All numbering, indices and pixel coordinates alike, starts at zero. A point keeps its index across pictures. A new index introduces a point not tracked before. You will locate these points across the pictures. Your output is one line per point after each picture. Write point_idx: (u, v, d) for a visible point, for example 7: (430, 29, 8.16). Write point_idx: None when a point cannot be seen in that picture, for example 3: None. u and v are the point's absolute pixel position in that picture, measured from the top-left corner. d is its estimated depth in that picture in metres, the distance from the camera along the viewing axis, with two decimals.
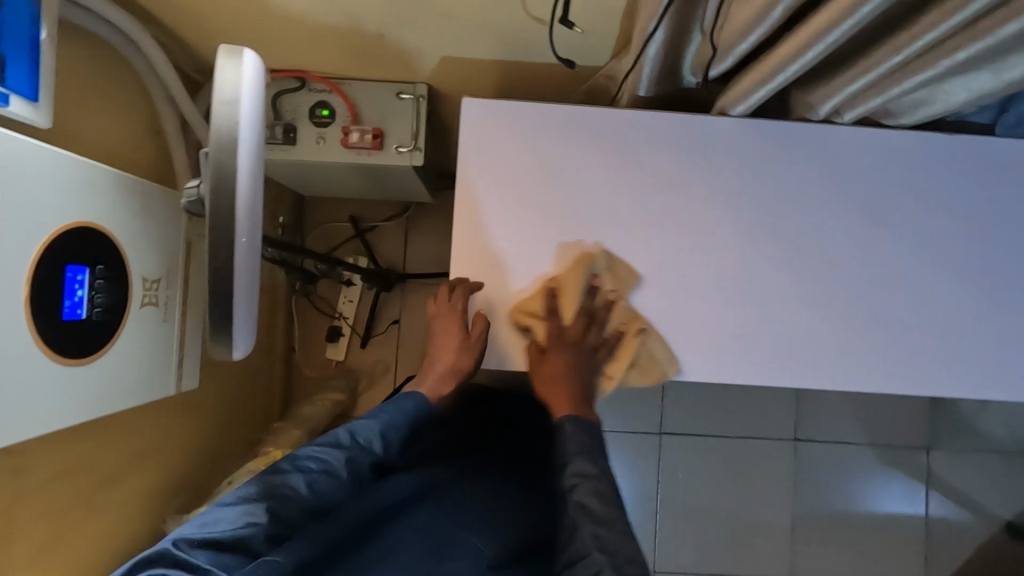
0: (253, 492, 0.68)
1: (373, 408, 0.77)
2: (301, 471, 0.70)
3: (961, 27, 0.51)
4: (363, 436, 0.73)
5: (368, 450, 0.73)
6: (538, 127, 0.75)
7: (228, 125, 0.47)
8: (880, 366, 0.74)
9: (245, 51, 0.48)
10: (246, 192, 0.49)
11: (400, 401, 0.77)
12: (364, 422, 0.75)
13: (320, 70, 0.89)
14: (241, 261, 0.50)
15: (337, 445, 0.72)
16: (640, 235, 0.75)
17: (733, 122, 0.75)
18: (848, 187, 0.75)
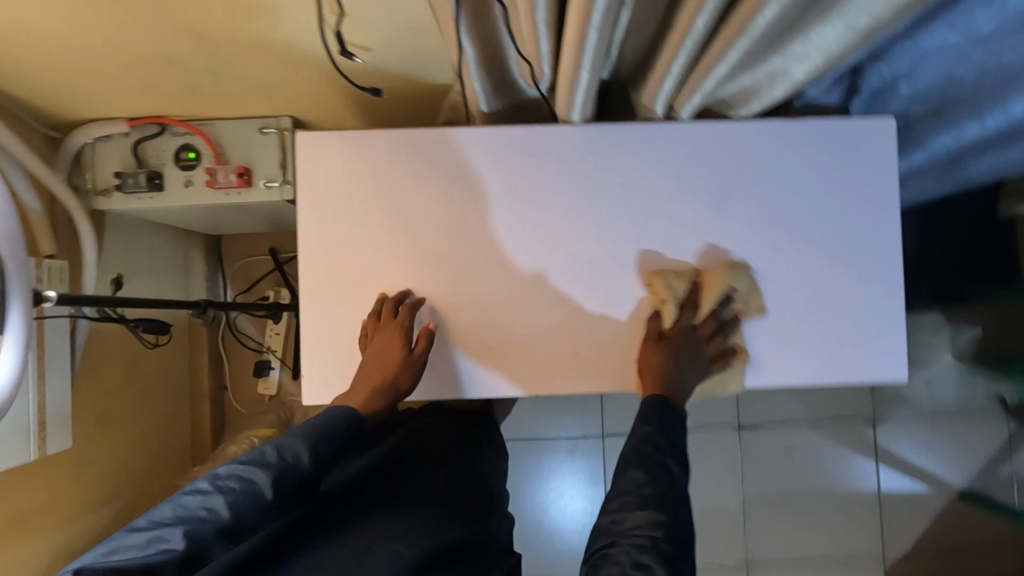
0: (167, 517, 0.56)
1: (300, 421, 0.65)
2: (221, 492, 0.57)
3: (722, 24, 0.50)
4: (291, 451, 0.62)
5: (298, 467, 0.61)
6: (377, 153, 0.74)
7: None
8: (734, 358, 0.76)
9: None
10: None
11: (325, 414, 0.68)
12: (292, 435, 0.63)
13: (177, 114, 0.88)
14: None
15: (263, 462, 0.60)
16: (490, 252, 0.75)
17: (572, 129, 0.75)
18: (691, 184, 0.76)
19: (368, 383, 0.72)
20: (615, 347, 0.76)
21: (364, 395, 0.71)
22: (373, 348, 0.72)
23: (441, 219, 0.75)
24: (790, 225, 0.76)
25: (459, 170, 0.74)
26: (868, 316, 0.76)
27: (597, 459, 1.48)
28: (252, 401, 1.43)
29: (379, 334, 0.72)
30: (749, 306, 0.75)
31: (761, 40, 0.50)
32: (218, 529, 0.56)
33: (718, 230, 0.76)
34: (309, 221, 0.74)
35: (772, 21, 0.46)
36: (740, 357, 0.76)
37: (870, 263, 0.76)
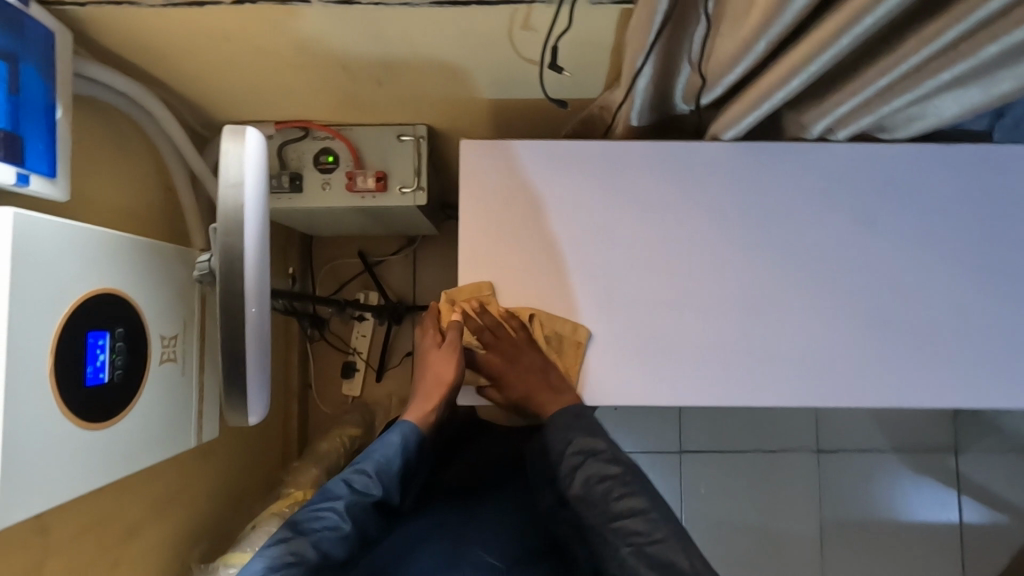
0: (258, 570, 0.65)
1: (362, 452, 0.75)
2: (301, 534, 0.68)
3: (941, 54, 0.50)
4: (359, 483, 0.72)
5: (367, 495, 0.72)
6: (535, 164, 0.77)
7: (235, 204, 0.46)
8: (881, 379, 0.76)
9: (248, 130, 0.47)
10: (255, 272, 0.48)
11: (392, 436, 0.77)
12: (357, 467, 0.73)
13: (323, 118, 0.92)
14: (253, 330, 0.49)
15: (334, 499, 0.70)
16: (642, 264, 0.77)
17: (721, 145, 0.77)
18: (838, 204, 0.77)
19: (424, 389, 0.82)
20: (760, 357, 0.76)
21: (419, 406, 0.82)
22: (431, 362, 0.82)
23: (594, 229, 0.77)
24: (939, 246, 0.77)
25: (619, 180, 0.77)
26: (1018, 345, 0.76)
27: (674, 478, 1.46)
28: (335, 401, 1.45)
29: (432, 353, 0.82)
30: (906, 305, 0.77)
31: (978, 67, 0.52)
32: (306, 567, 0.66)
33: (867, 248, 0.77)
34: (470, 226, 0.77)
35: (1011, 46, 0.47)
36: (884, 378, 0.76)
37: (1012, 288, 0.76)
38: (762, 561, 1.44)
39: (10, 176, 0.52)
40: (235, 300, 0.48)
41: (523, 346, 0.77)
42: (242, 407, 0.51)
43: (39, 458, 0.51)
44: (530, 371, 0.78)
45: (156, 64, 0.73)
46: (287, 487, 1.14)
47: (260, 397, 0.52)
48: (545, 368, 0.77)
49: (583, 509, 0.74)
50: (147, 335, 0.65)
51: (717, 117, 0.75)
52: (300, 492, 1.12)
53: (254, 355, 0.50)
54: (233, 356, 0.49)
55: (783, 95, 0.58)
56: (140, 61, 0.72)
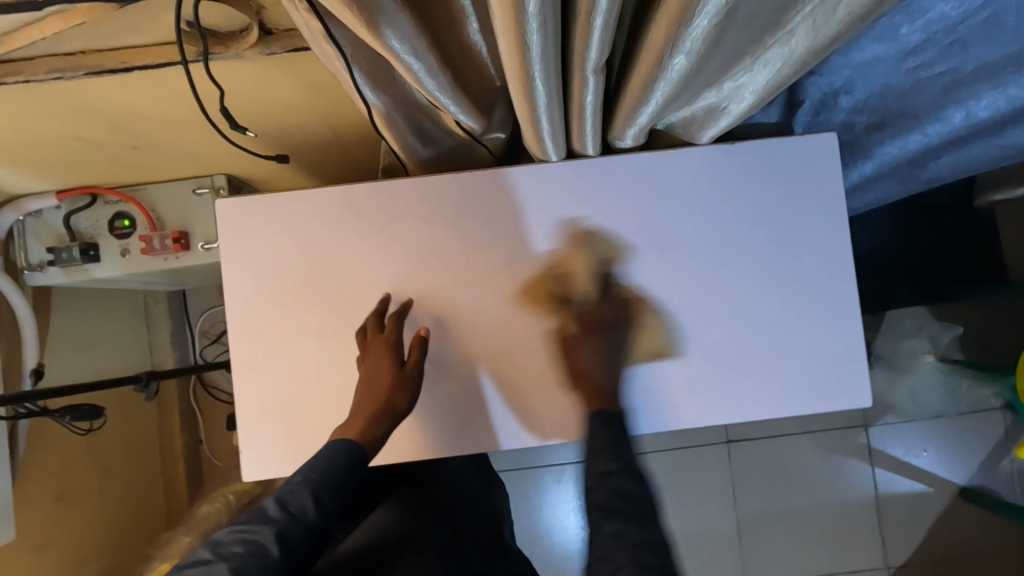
0: None
1: (296, 471, 0.66)
2: (225, 558, 0.58)
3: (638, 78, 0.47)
4: (293, 505, 0.63)
5: (301, 519, 0.63)
6: (300, 217, 0.71)
7: None
8: (688, 396, 0.73)
9: None
10: None
11: (327, 452, 0.67)
12: (290, 488, 0.64)
13: (108, 182, 0.87)
14: None
15: (264, 520, 0.62)
16: (432, 309, 0.73)
17: (496, 173, 0.72)
18: (629, 219, 0.73)
19: (361, 412, 0.69)
20: (560, 391, 0.73)
21: (361, 425, 0.69)
22: (370, 375, 0.70)
23: (375, 282, 0.72)
24: (741, 255, 0.73)
25: (399, 222, 0.72)
26: (826, 345, 0.73)
27: (585, 488, 1.44)
28: (229, 454, 1.40)
29: (366, 355, 0.71)
30: (708, 314, 0.73)
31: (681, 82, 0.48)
32: None
33: (665, 266, 0.73)
34: (353, 258, 0.72)
35: (690, 63, 0.44)
36: (693, 395, 0.73)
37: (816, 289, 0.73)
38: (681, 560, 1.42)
39: None
40: None
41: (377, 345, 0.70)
42: None
43: None
44: (379, 353, 0.70)
45: None
46: (156, 560, 1.10)
47: None
48: (405, 381, 0.71)
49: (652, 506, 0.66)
50: None
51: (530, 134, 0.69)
52: (165, 565, 1.07)
53: None
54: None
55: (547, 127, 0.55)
56: None
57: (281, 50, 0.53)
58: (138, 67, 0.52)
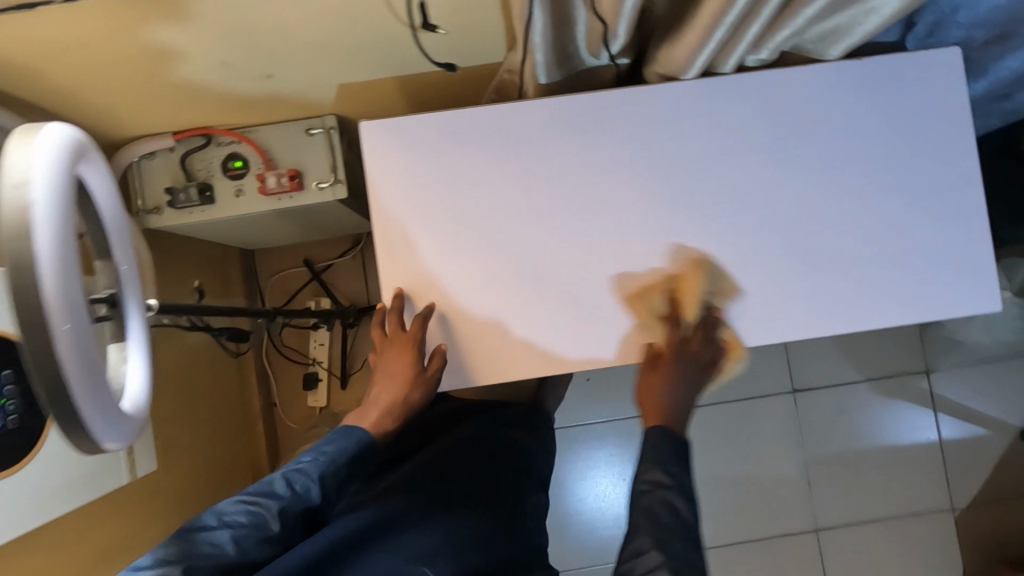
0: (175, 553, 0.63)
1: (310, 449, 0.75)
2: (229, 525, 0.67)
3: None
4: (299, 484, 0.71)
5: (304, 498, 0.71)
6: (439, 138, 0.74)
7: (14, 227, 0.39)
8: (815, 306, 0.76)
9: (46, 126, 0.43)
10: (58, 284, 0.40)
11: (342, 438, 0.75)
12: (301, 466, 0.72)
13: (224, 122, 0.87)
14: (70, 352, 0.41)
15: (270, 495, 0.70)
16: (565, 227, 0.76)
17: (624, 93, 0.75)
18: (754, 136, 0.76)
19: (376, 404, 0.79)
20: (692, 305, 0.76)
21: (375, 415, 0.79)
22: (390, 370, 0.77)
23: (511, 201, 0.75)
24: (860, 169, 0.76)
25: (534, 142, 0.75)
26: (944, 255, 0.76)
27: None
28: (303, 415, 1.42)
29: (389, 351, 0.76)
30: (829, 226, 0.76)
31: None
32: (222, 563, 0.65)
33: (789, 182, 0.77)
34: (490, 179, 0.75)
35: None
36: (811, 304, 0.76)
37: (935, 200, 0.76)
38: (749, 506, 1.45)
39: None
40: (29, 281, 0.39)
41: (397, 343, 0.75)
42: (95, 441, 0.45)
43: None
44: (399, 353, 0.75)
45: (17, 85, 0.68)
46: None
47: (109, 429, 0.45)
48: (426, 380, 0.76)
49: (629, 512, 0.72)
50: None
51: (669, 51, 0.70)
52: None
53: (71, 374, 0.41)
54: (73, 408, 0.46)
55: (737, 8, 0.56)
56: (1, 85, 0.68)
57: None
58: None
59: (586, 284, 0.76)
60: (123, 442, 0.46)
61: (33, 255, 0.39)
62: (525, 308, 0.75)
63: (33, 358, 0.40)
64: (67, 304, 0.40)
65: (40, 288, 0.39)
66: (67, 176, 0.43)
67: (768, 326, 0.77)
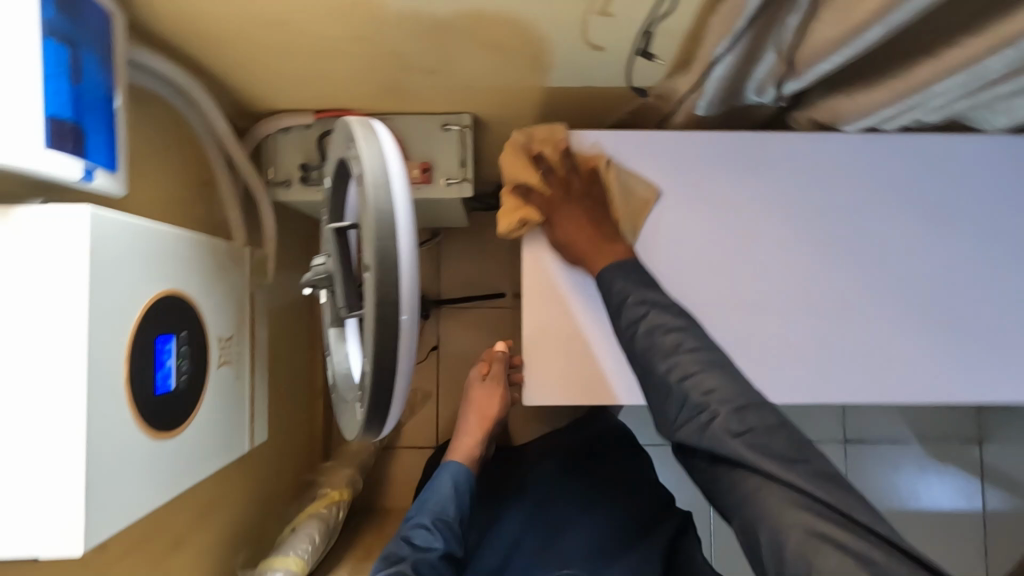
0: None
1: (405, 517, 0.81)
2: None
3: None
4: (419, 539, 0.77)
5: (431, 549, 0.76)
6: (594, 159, 0.76)
7: (384, 214, 0.49)
8: (941, 372, 0.76)
9: (380, 130, 0.53)
10: (407, 274, 0.50)
11: (429, 495, 0.83)
12: (410, 528, 0.78)
13: (366, 107, 0.88)
14: (405, 335, 0.52)
15: (399, 560, 0.75)
16: (704, 260, 0.77)
17: (782, 138, 0.76)
18: (902, 196, 0.77)
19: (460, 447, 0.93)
20: (823, 349, 0.77)
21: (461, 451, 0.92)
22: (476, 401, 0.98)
23: (655, 226, 0.76)
24: (1003, 243, 0.77)
25: (687, 173, 0.76)
26: None
27: None
28: None
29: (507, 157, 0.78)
30: (965, 295, 0.77)
31: None
32: None
33: (935, 243, 0.77)
34: (637, 203, 0.76)
35: None
36: (937, 370, 0.77)
37: None
38: None
39: (76, 171, 0.52)
40: (389, 272, 0.49)
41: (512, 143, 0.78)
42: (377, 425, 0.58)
43: (123, 474, 0.49)
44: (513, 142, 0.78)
45: (202, 50, 0.69)
46: (322, 488, 1.12)
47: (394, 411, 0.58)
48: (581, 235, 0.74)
49: (641, 362, 0.66)
50: (207, 338, 0.62)
51: (837, 103, 0.71)
52: (335, 493, 1.10)
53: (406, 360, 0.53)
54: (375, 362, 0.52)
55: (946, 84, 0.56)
56: (189, 48, 0.69)
57: None
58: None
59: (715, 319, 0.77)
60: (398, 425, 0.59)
61: (393, 223, 0.50)
62: None
63: (378, 333, 0.51)
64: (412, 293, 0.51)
65: (399, 280, 0.50)
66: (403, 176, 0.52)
67: (891, 385, 0.77)
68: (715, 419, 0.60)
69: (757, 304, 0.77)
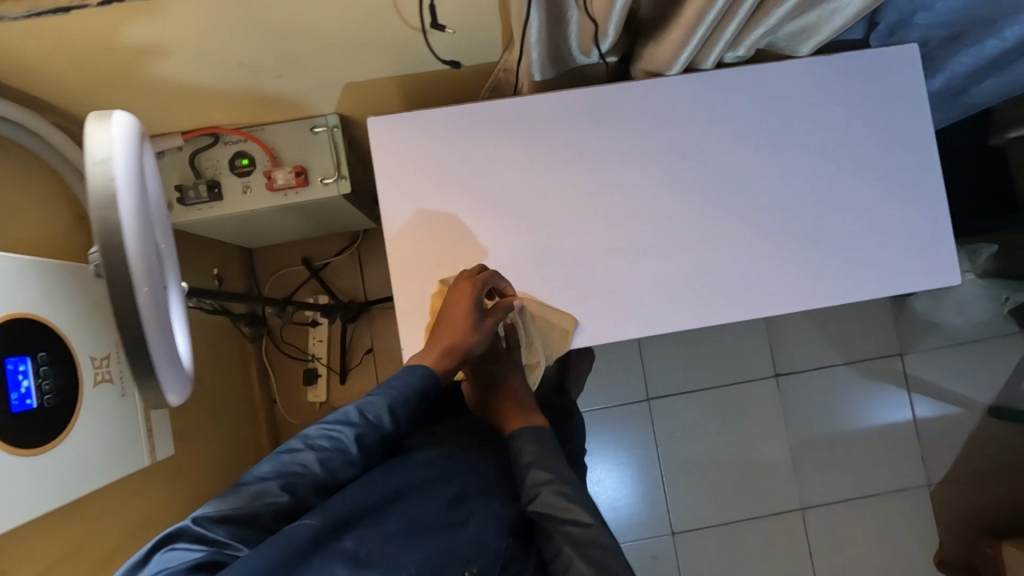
0: (267, 472, 0.61)
1: (380, 383, 0.71)
2: (312, 448, 0.63)
3: None
4: (373, 412, 0.67)
5: (379, 427, 0.67)
6: (448, 130, 0.80)
7: (104, 183, 0.46)
8: (803, 283, 0.81)
9: (113, 114, 0.49)
10: (139, 246, 0.47)
11: (405, 375, 0.72)
12: (373, 396, 0.69)
13: (232, 122, 0.91)
14: (150, 312, 0.49)
15: (348, 422, 0.66)
16: (566, 213, 0.81)
17: (618, 88, 0.82)
18: (737, 127, 0.83)
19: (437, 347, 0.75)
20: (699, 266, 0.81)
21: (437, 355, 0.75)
22: (454, 309, 0.76)
23: (516, 188, 0.81)
24: (836, 157, 0.82)
25: (536, 135, 0.81)
26: (916, 235, 0.82)
27: (647, 426, 1.52)
28: (304, 411, 1.44)
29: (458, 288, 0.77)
30: (808, 209, 0.82)
31: None
32: (311, 482, 0.62)
33: (774, 164, 0.83)
34: (496, 170, 0.81)
35: None
36: (797, 282, 0.82)
37: (907, 177, 0.82)
38: (739, 486, 1.51)
39: None
40: (114, 245, 0.46)
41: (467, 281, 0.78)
42: (160, 391, 0.52)
43: None
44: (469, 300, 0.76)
45: (40, 87, 0.72)
46: None
47: (174, 381, 0.53)
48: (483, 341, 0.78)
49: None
50: (75, 358, 0.64)
51: (653, 49, 0.76)
52: None
53: (153, 336, 0.49)
54: (134, 351, 0.49)
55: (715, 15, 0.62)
56: (27, 87, 0.71)
57: None
58: None
59: (584, 266, 0.81)
60: (185, 390, 0.54)
61: (114, 196, 0.46)
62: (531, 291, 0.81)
63: (121, 317, 0.47)
64: (147, 262, 0.48)
65: (126, 251, 0.46)
66: (137, 155, 0.49)
67: (759, 303, 0.82)
68: (541, 516, 0.72)
69: (627, 244, 0.82)
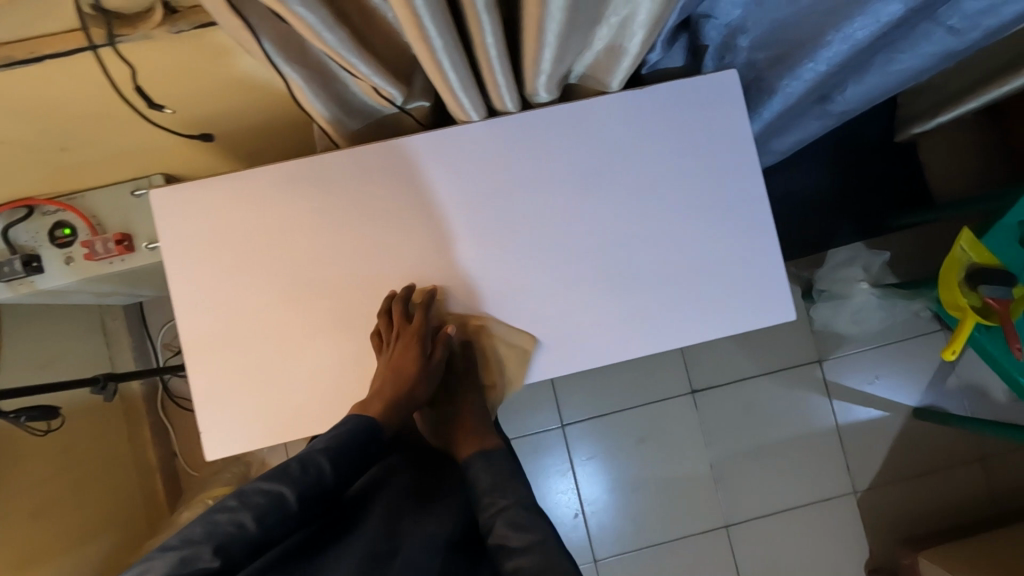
0: (198, 534, 0.61)
1: (320, 435, 0.71)
2: (247, 505, 0.63)
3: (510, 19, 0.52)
4: (311, 466, 0.67)
5: (319, 479, 0.67)
6: (236, 197, 0.76)
7: None
8: (626, 329, 0.78)
9: None
10: None
11: (343, 425, 0.72)
12: (314, 449, 0.69)
13: (44, 191, 0.87)
14: None
15: (285, 477, 0.66)
16: (371, 274, 0.77)
17: (418, 138, 0.75)
18: (551, 169, 0.77)
19: (378, 396, 0.75)
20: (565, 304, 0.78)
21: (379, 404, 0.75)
22: (398, 357, 0.75)
23: (315, 252, 0.76)
24: (658, 194, 0.78)
25: (332, 193, 0.76)
26: (740, 271, 0.79)
27: (564, 451, 1.48)
28: (205, 462, 1.39)
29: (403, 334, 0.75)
30: (630, 251, 0.78)
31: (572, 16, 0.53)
32: (246, 541, 0.61)
33: (589, 207, 0.78)
34: (292, 232, 0.76)
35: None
36: (622, 328, 0.78)
37: (727, 214, 0.79)
38: (661, 505, 1.48)
39: None
40: None
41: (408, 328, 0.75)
42: None
43: None
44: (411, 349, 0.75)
45: None
46: None
47: None
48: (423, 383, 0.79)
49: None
50: None
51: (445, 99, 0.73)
52: None
53: None
54: None
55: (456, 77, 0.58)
56: None
57: (189, 26, 0.61)
58: (48, 55, 0.59)
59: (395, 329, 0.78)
60: None
61: None
62: (342, 359, 0.78)
63: None
64: None
65: None
66: None
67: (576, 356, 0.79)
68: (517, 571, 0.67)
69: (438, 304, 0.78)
